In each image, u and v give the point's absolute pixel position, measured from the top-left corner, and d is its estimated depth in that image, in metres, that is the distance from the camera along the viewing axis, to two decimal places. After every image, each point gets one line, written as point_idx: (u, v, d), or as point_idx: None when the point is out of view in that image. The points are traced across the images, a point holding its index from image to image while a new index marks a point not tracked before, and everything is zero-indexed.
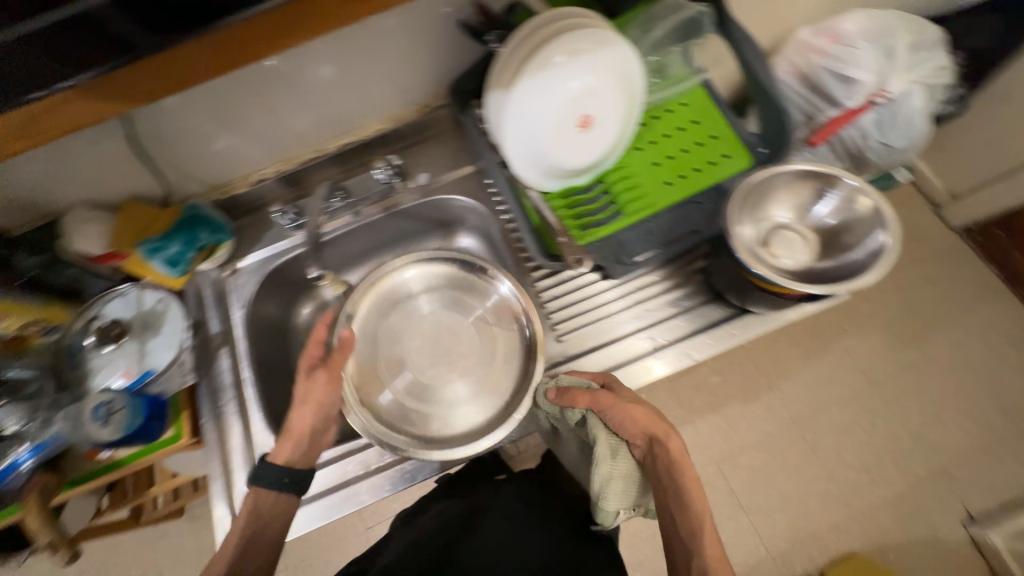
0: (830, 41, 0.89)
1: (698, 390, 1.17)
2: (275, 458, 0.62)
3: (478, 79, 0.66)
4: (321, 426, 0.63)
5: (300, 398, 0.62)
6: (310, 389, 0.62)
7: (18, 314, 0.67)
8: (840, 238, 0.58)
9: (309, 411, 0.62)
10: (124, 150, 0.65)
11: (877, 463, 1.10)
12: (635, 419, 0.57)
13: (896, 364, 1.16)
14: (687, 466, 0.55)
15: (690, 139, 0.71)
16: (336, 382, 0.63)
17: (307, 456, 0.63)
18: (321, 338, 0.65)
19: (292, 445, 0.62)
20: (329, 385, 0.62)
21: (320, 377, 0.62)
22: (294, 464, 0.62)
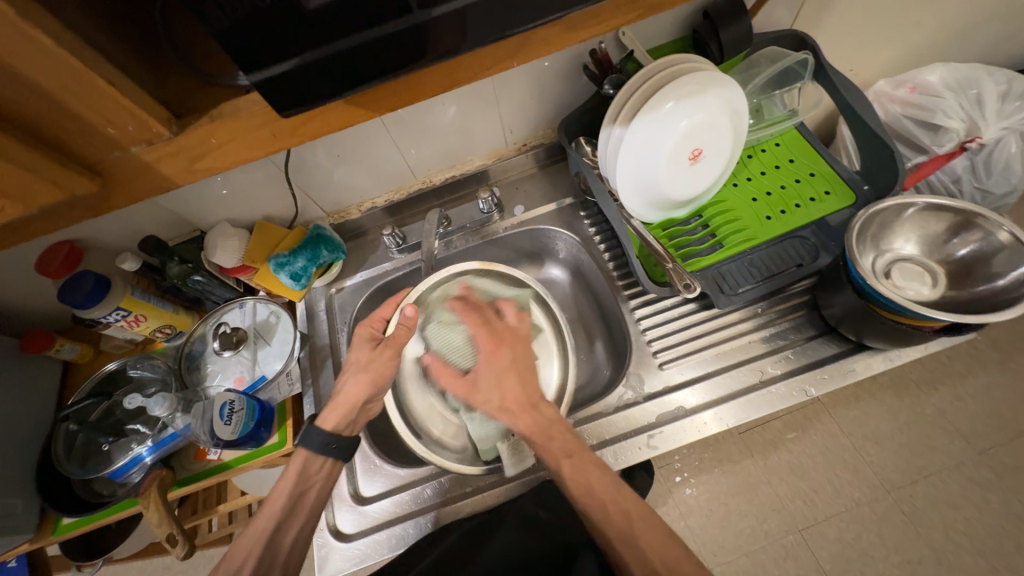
0: (910, 92, 0.91)
1: (774, 448, 1.02)
2: (321, 422, 0.60)
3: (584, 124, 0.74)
4: (370, 399, 0.62)
5: (359, 364, 0.62)
6: (372, 357, 0.62)
7: (155, 317, 0.74)
8: (976, 269, 0.56)
9: (352, 378, 0.61)
10: (260, 177, 0.71)
11: (998, 547, 0.89)
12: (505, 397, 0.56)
13: (1007, 429, 0.97)
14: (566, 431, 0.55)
15: (786, 177, 0.74)
16: (394, 360, 0.62)
17: (348, 430, 0.61)
18: (384, 315, 0.66)
19: (340, 414, 0.60)
20: (385, 358, 0.62)
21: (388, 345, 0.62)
22: (324, 428, 0.60)
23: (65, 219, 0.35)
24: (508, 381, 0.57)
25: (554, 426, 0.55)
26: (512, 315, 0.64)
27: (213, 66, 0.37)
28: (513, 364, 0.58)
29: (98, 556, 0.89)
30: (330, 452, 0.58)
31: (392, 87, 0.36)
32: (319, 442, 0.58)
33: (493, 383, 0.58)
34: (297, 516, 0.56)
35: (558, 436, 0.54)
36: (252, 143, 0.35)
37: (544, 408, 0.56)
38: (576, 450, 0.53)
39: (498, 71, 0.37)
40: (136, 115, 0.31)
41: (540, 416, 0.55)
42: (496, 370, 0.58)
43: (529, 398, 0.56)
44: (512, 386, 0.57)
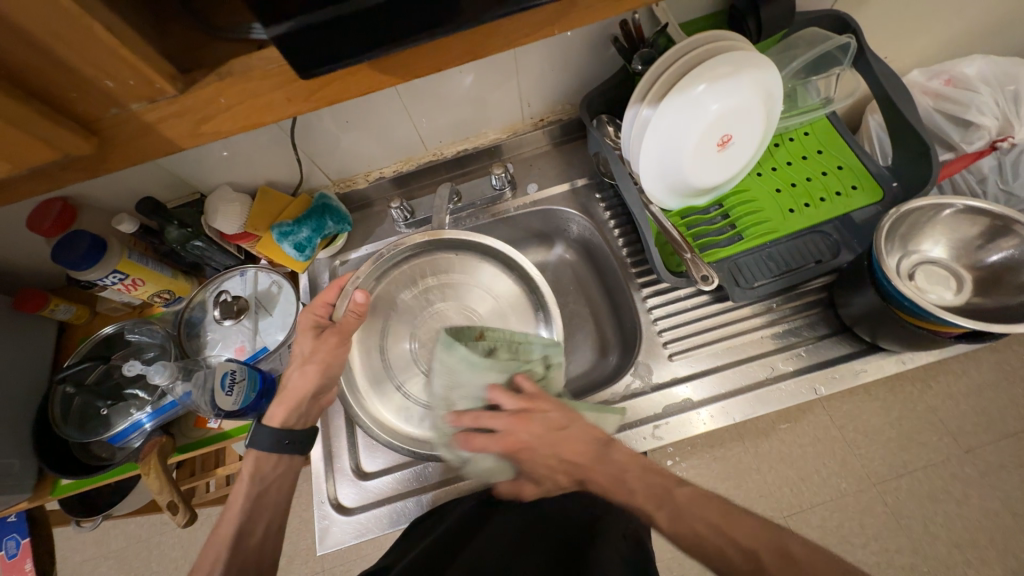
0: (945, 83, 0.87)
1: (766, 436, 0.94)
2: (270, 420, 0.60)
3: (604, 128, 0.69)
4: (319, 391, 0.62)
5: (307, 353, 0.61)
6: (317, 346, 0.61)
7: (153, 282, 0.72)
8: (1005, 277, 0.56)
9: (298, 369, 0.60)
10: (263, 140, 0.67)
11: (972, 540, 0.85)
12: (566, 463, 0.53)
13: (993, 428, 0.90)
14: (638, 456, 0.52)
15: (813, 169, 0.71)
16: (341, 348, 0.62)
17: (298, 424, 0.62)
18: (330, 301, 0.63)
19: (288, 409, 0.60)
20: (329, 346, 0.61)
21: (330, 334, 0.61)
22: (271, 423, 0.60)
23: (60, 181, 0.33)
24: (553, 456, 0.52)
25: (628, 471, 0.50)
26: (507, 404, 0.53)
27: (228, 19, 0.34)
28: (545, 438, 0.52)
29: (97, 514, 0.89)
30: (285, 448, 0.58)
31: (424, 52, 0.33)
32: (271, 440, 0.57)
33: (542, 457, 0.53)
34: (262, 510, 0.56)
35: (638, 484, 0.49)
36: (263, 106, 0.33)
37: (611, 453, 0.52)
38: (663, 492, 0.48)
39: (534, 38, 0.34)
40: (137, 70, 0.28)
41: (610, 466, 0.51)
42: (545, 448, 0.52)
43: (588, 459, 0.51)
44: (563, 450, 0.52)
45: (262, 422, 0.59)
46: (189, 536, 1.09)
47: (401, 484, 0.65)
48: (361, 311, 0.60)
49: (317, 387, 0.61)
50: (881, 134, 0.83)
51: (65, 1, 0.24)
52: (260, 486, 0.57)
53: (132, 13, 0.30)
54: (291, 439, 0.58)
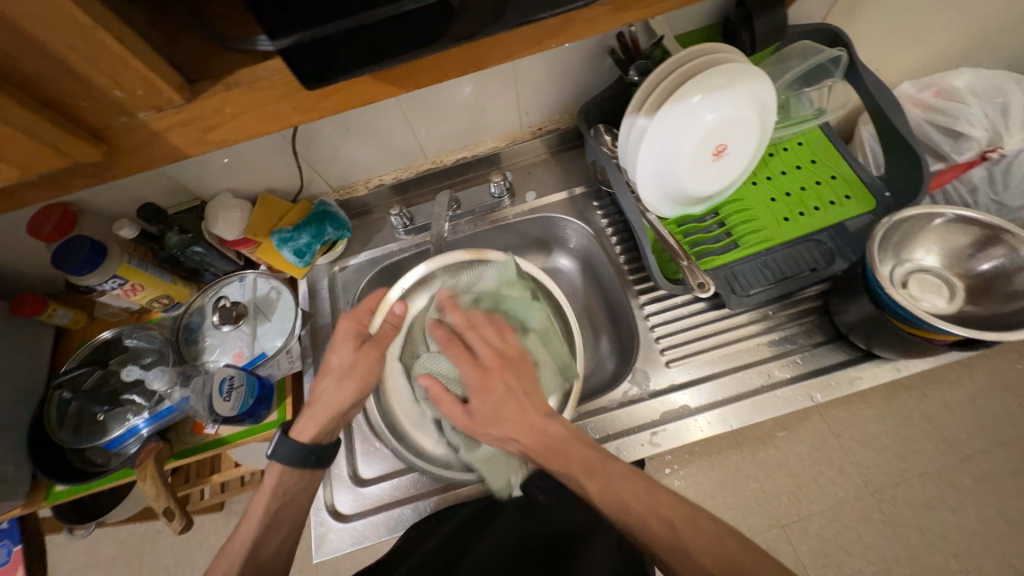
0: (935, 95, 0.89)
1: (763, 445, 0.94)
2: (297, 434, 0.56)
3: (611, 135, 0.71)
4: (352, 406, 0.58)
5: (343, 366, 0.58)
6: (355, 360, 0.58)
7: (152, 287, 0.72)
8: (996, 286, 0.57)
9: (335, 383, 0.57)
10: (264, 148, 0.68)
11: (969, 549, 0.85)
12: (508, 419, 0.50)
13: (989, 437, 0.90)
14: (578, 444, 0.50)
15: (807, 179, 0.73)
16: (379, 360, 0.59)
17: (326, 439, 0.58)
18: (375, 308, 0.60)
19: (317, 425, 0.57)
20: (369, 360, 0.58)
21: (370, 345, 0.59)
22: (300, 440, 0.56)
23: (65, 187, 0.33)
24: (507, 412, 0.51)
25: (568, 443, 0.49)
26: (478, 343, 0.54)
27: (236, 31, 0.34)
28: (508, 393, 0.51)
29: (90, 521, 0.89)
30: (306, 466, 0.55)
31: (429, 64, 0.34)
32: (297, 454, 0.55)
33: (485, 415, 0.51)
34: (279, 524, 0.55)
35: (576, 454, 0.49)
36: (268, 115, 0.33)
37: (550, 426, 0.50)
38: (598, 465, 0.48)
39: (533, 51, 0.35)
40: (146, 79, 0.29)
41: (549, 437, 0.50)
42: (490, 408, 0.51)
43: (535, 420, 0.50)
44: (512, 413, 0.50)
45: (287, 437, 0.55)
46: (183, 544, 1.08)
47: (398, 491, 0.65)
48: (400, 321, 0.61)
49: (352, 402, 0.58)
50: (873, 144, 0.85)
51: (78, 13, 0.25)
52: (279, 501, 0.55)
53: (140, 25, 0.31)
54: (313, 455, 0.56)
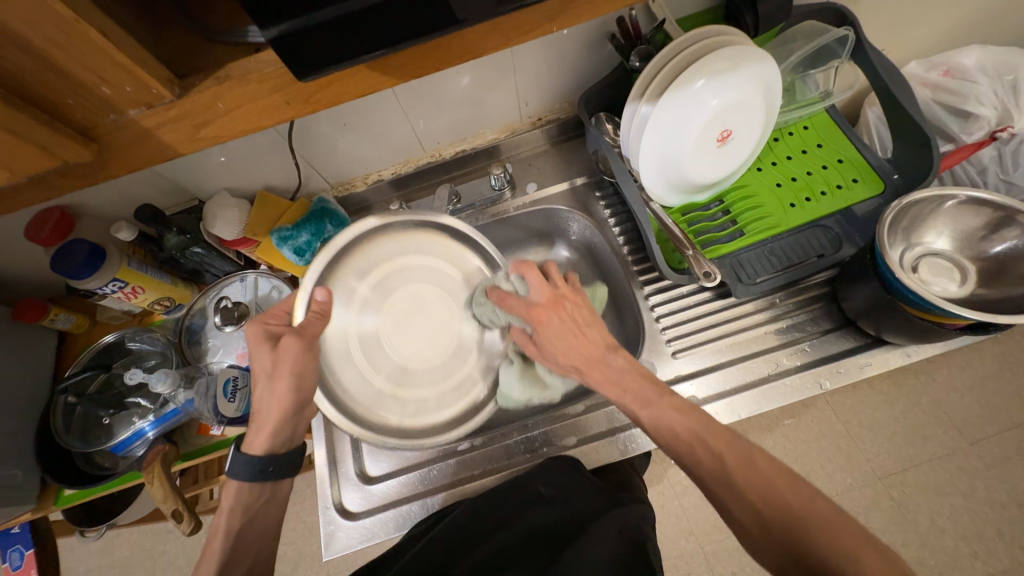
0: (943, 75, 0.87)
1: (770, 432, 0.95)
2: (248, 447, 0.55)
3: (608, 124, 0.69)
4: (297, 407, 0.55)
5: (267, 371, 0.53)
6: (276, 360, 0.53)
7: (153, 290, 0.72)
8: (1010, 268, 0.56)
9: (267, 389, 0.54)
10: (260, 145, 0.67)
11: (980, 533, 0.84)
12: (578, 353, 0.55)
13: (999, 420, 0.90)
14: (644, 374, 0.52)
15: (813, 163, 0.71)
16: (305, 354, 0.53)
17: (283, 446, 0.56)
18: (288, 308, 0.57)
19: (268, 434, 0.55)
20: (291, 356, 0.52)
21: (283, 344, 0.52)
22: (253, 452, 0.54)
23: (58, 190, 0.33)
24: (566, 341, 0.55)
25: (631, 377, 0.52)
26: (535, 283, 0.57)
27: (226, 24, 0.33)
28: (572, 321, 0.56)
29: (103, 522, 0.89)
30: (267, 477, 0.54)
31: (427, 51, 0.33)
32: (253, 469, 0.53)
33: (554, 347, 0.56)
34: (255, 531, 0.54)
35: (633, 386, 0.52)
36: (262, 110, 0.32)
37: (610, 359, 0.54)
38: (654, 397, 0.50)
39: (532, 35, 0.34)
40: (134, 75, 0.28)
41: (613, 370, 0.53)
42: (555, 334, 0.56)
43: (595, 355, 0.54)
44: (573, 342, 0.55)
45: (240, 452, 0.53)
46: (195, 543, 1.09)
47: (405, 488, 0.65)
48: (324, 310, 0.54)
49: (292, 406, 0.54)
50: (880, 127, 0.83)
51: (60, 6, 0.24)
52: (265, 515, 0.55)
53: (127, 23, 0.30)
54: (268, 470, 0.54)
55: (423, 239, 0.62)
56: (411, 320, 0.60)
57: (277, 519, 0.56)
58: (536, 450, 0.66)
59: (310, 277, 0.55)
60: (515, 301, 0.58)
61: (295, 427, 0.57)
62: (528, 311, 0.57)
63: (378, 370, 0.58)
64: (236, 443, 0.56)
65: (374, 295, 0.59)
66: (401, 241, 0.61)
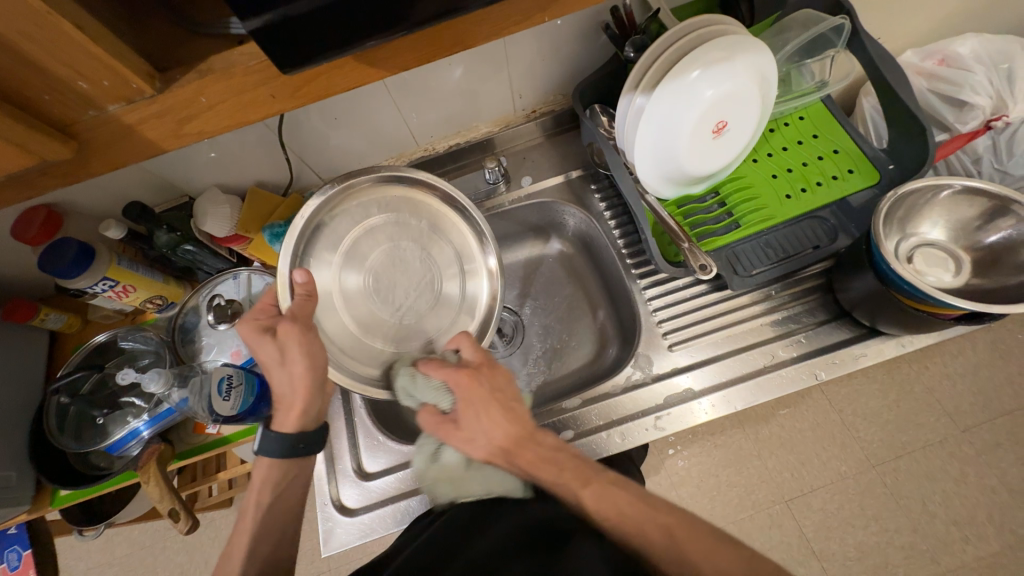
0: (937, 63, 0.86)
1: (765, 422, 0.94)
2: (280, 426, 0.54)
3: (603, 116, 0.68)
4: (321, 377, 0.53)
5: (274, 357, 0.52)
6: (281, 344, 0.51)
7: (145, 289, 0.71)
8: (1004, 257, 0.56)
9: (281, 372, 0.52)
10: (251, 140, 0.66)
11: (971, 517, 0.85)
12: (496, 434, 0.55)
13: (990, 407, 0.91)
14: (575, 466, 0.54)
15: (809, 154, 0.71)
16: (309, 331, 0.52)
17: (316, 416, 0.55)
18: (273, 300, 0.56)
19: (299, 410, 0.53)
20: (294, 336, 0.51)
21: (280, 330, 0.51)
22: (286, 430, 0.53)
23: (39, 188, 0.32)
24: (493, 414, 0.55)
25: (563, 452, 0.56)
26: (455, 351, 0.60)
27: (208, 16, 0.32)
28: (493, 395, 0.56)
29: (100, 522, 0.89)
30: (296, 455, 0.53)
31: (416, 42, 0.32)
32: (286, 446, 0.52)
33: (479, 423, 0.55)
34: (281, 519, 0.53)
35: (568, 462, 0.54)
36: (246, 104, 0.32)
37: (542, 436, 0.56)
38: (590, 475, 0.53)
39: (523, 25, 0.33)
40: (113, 69, 0.27)
41: (544, 448, 0.55)
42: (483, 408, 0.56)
43: (522, 432, 0.55)
44: (498, 418, 0.55)
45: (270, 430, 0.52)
46: (193, 541, 1.09)
47: (403, 483, 0.65)
48: (309, 289, 0.53)
49: (314, 380, 0.52)
50: (875, 117, 0.83)
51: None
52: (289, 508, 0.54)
53: (106, 15, 0.29)
54: (307, 445, 0.54)
55: (381, 195, 0.63)
56: (389, 273, 0.61)
57: (303, 501, 0.56)
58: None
59: (285, 263, 0.56)
60: (444, 368, 0.57)
61: (323, 398, 0.55)
62: (449, 377, 0.57)
63: (373, 325, 0.61)
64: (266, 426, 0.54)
65: (348, 262, 0.60)
66: (366, 202, 0.62)
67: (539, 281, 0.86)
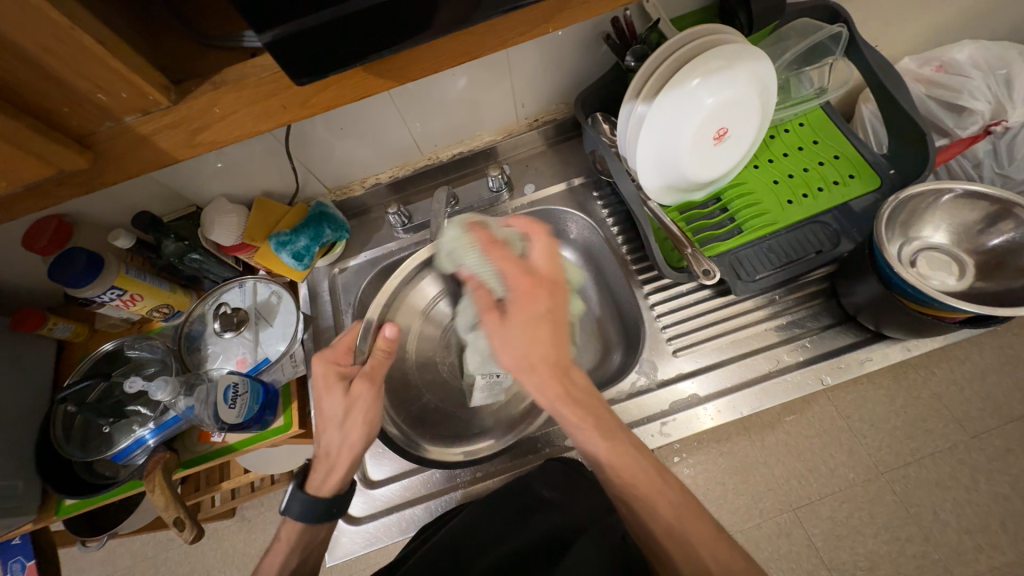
0: (936, 70, 0.87)
1: (771, 429, 0.94)
2: (316, 489, 0.54)
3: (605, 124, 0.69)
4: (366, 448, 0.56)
5: (340, 414, 0.55)
6: (349, 403, 0.55)
7: (152, 297, 0.71)
8: (1008, 261, 0.56)
9: (339, 432, 0.55)
10: (257, 151, 0.67)
11: (983, 526, 0.84)
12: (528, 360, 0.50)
13: (999, 413, 0.90)
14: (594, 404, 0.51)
15: (810, 160, 0.72)
16: (373, 393, 0.56)
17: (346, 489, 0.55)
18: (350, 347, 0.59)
19: (338, 478, 0.54)
20: (364, 399, 0.56)
21: (356, 387, 0.56)
22: (320, 496, 0.53)
23: (55, 198, 0.32)
24: (541, 330, 0.51)
25: (590, 396, 0.51)
26: (541, 251, 0.54)
27: (221, 30, 0.33)
28: (549, 314, 0.51)
29: (103, 532, 0.88)
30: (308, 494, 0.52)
31: (425, 53, 0.33)
32: (320, 510, 0.53)
33: (513, 338, 0.51)
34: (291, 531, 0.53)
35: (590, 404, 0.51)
36: (257, 114, 0.32)
37: (576, 374, 0.52)
38: (616, 431, 0.50)
39: (526, 34, 0.34)
40: (130, 82, 0.28)
41: (576, 391, 0.51)
42: (525, 319, 0.51)
43: (557, 361, 0.51)
44: (542, 339, 0.50)
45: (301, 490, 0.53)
46: (196, 552, 1.08)
47: (407, 492, 0.65)
48: (391, 347, 0.59)
49: (363, 449, 0.55)
50: (874, 122, 0.83)
51: (53, 13, 0.24)
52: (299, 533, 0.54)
53: (121, 29, 0.30)
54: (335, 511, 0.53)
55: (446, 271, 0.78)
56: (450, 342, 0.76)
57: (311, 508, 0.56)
58: (540, 451, 0.66)
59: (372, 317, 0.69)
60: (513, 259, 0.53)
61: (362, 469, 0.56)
62: (536, 252, 0.54)
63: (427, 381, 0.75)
64: (297, 482, 0.55)
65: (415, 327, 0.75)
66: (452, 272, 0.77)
67: None
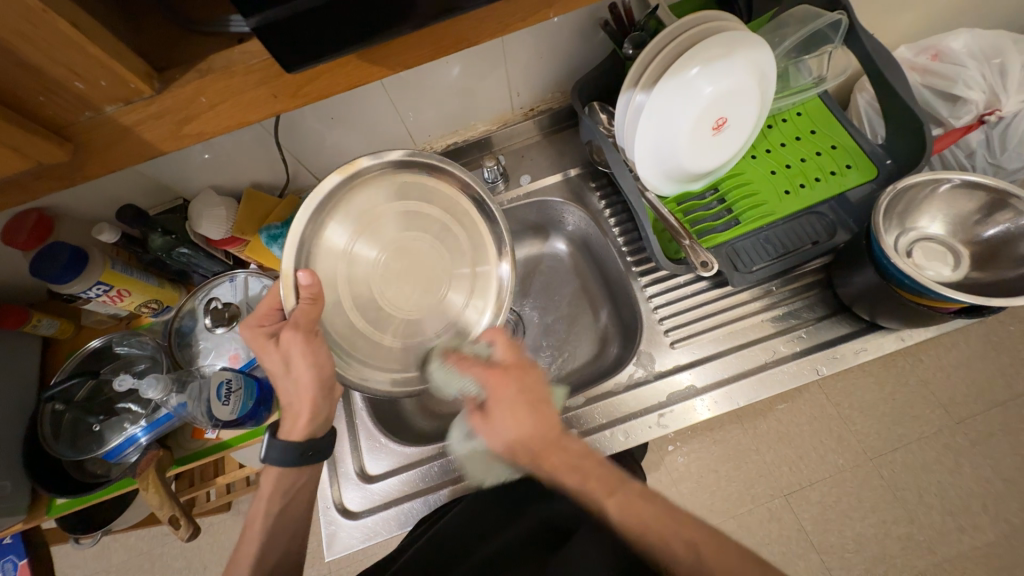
0: (931, 58, 0.86)
1: (763, 417, 0.95)
2: (287, 435, 0.52)
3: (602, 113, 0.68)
4: (325, 389, 0.52)
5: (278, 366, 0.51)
6: (285, 354, 0.50)
7: (139, 292, 0.70)
8: (1003, 251, 0.57)
9: (288, 381, 0.51)
10: (245, 141, 0.65)
11: (966, 507, 0.86)
12: (518, 436, 0.46)
13: (984, 399, 0.92)
14: (598, 462, 0.46)
15: (807, 150, 0.71)
16: (310, 338, 0.49)
17: (323, 424, 0.54)
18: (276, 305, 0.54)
19: (303, 421, 0.52)
20: (297, 347, 0.49)
21: (283, 339, 0.49)
22: (294, 439, 0.52)
23: (34, 192, 0.31)
24: (521, 414, 0.46)
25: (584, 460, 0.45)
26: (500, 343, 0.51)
27: (206, 14, 0.32)
28: (519, 395, 0.47)
29: (97, 530, 0.88)
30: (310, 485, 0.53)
31: (425, 38, 0.31)
32: (292, 454, 0.51)
33: (503, 424, 0.46)
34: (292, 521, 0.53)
35: (593, 471, 0.45)
36: (247, 104, 0.31)
37: (568, 442, 0.46)
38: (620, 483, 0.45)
39: (525, 23, 0.33)
40: (109, 69, 0.27)
41: (570, 456, 0.45)
42: (502, 407, 0.47)
43: (548, 435, 0.46)
44: (524, 420, 0.46)
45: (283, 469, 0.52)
46: (192, 547, 1.08)
47: (406, 486, 0.65)
48: (314, 293, 0.49)
49: (320, 392, 0.51)
50: (870, 112, 0.83)
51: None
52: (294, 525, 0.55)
53: (100, 14, 0.28)
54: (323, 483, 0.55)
55: (353, 202, 0.55)
56: (395, 270, 0.57)
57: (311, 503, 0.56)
58: None
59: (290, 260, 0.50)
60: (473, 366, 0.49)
61: (334, 404, 0.54)
62: (487, 373, 0.48)
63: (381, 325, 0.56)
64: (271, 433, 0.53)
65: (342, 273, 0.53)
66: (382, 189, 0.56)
67: (539, 278, 0.85)
